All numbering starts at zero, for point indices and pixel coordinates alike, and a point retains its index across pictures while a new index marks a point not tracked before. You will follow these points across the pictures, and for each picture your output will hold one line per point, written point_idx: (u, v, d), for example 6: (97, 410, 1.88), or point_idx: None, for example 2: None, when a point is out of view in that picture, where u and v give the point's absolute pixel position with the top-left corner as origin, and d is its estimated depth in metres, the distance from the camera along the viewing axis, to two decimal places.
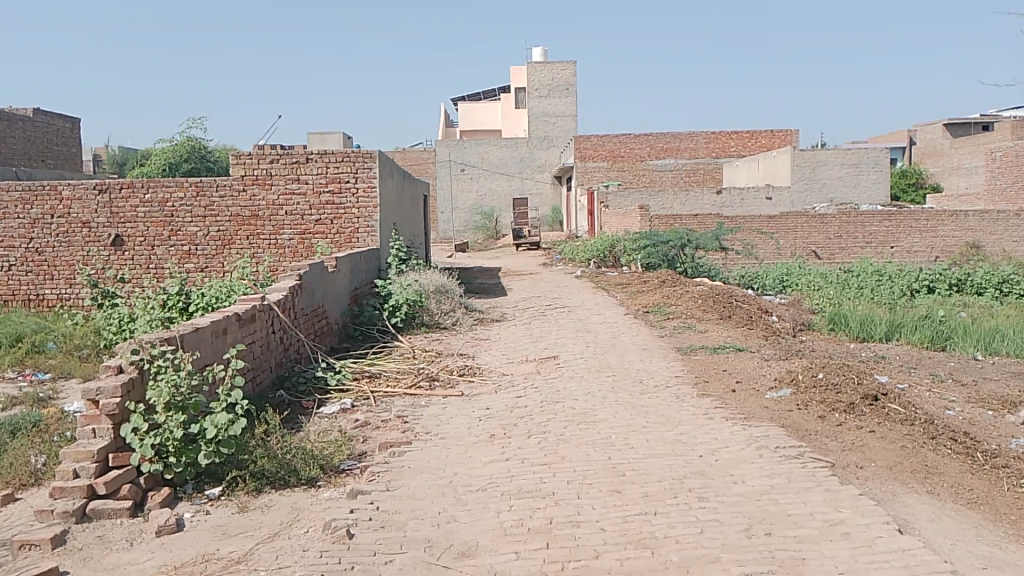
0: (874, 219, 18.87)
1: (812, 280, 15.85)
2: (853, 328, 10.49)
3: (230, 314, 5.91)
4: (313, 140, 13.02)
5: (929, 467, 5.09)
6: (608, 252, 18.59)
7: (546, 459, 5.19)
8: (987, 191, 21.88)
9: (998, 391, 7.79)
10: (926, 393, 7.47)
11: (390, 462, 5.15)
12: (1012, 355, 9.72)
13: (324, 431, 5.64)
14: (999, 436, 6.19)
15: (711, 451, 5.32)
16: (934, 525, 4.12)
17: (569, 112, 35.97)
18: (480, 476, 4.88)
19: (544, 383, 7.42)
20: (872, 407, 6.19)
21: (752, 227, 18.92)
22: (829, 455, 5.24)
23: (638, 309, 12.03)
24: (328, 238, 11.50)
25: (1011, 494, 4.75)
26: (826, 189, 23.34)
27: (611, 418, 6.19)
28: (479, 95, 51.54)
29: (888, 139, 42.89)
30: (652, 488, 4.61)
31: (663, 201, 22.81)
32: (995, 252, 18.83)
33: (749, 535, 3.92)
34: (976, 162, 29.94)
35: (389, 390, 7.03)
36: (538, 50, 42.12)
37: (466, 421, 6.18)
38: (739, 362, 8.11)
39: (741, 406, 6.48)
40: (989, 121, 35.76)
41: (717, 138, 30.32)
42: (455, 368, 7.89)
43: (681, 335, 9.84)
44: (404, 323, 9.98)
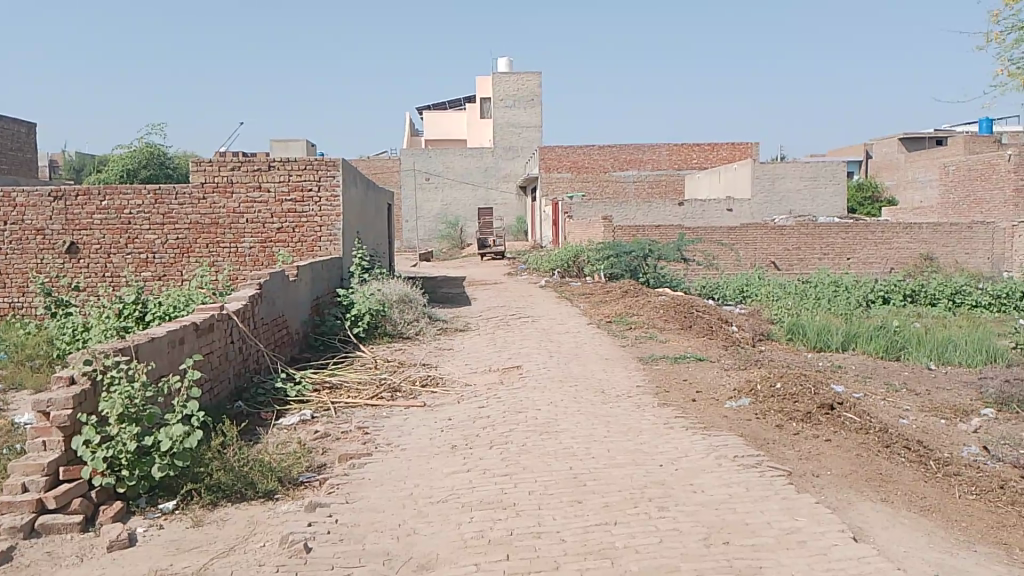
0: (832, 231, 19.24)
1: (771, 290, 16.09)
2: (810, 338, 10.68)
3: (188, 324, 5.80)
4: (277, 146, 12.83)
5: (883, 475, 5.18)
6: (572, 263, 18.70)
7: (508, 469, 5.18)
8: (941, 205, 22.39)
9: (952, 400, 7.96)
10: (882, 402, 7.62)
11: (350, 474, 5.09)
12: (964, 364, 9.96)
13: (282, 443, 5.57)
14: (951, 445, 6.34)
15: (671, 460, 5.36)
16: (888, 533, 4.20)
17: (535, 122, 36.10)
18: (441, 488, 4.85)
19: (507, 393, 7.41)
20: (828, 416, 6.29)
21: (714, 238, 19.13)
22: (787, 464, 5.31)
23: (602, 319, 12.09)
24: (290, 246, 11.36)
25: (962, 502, 4.86)
26: (785, 201, 23.75)
27: (573, 428, 6.20)
28: (446, 104, 51.66)
29: (846, 152, 43.68)
30: (613, 498, 4.62)
31: (626, 212, 22.87)
32: (948, 264, 19.27)
33: (708, 544, 3.95)
34: (929, 176, 30.68)
35: (350, 401, 6.97)
36: (505, 60, 42.44)
37: (427, 432, 6.14)
38: (700, 372, 8.19)
39: (701, 415, 6.55)
40: (943, 136, 36.68)
41: (680, 150, 30.66)
42: (417, 378, 7.84)
43: (644, 345, 9.92)
44: (367, 333, 9.90)
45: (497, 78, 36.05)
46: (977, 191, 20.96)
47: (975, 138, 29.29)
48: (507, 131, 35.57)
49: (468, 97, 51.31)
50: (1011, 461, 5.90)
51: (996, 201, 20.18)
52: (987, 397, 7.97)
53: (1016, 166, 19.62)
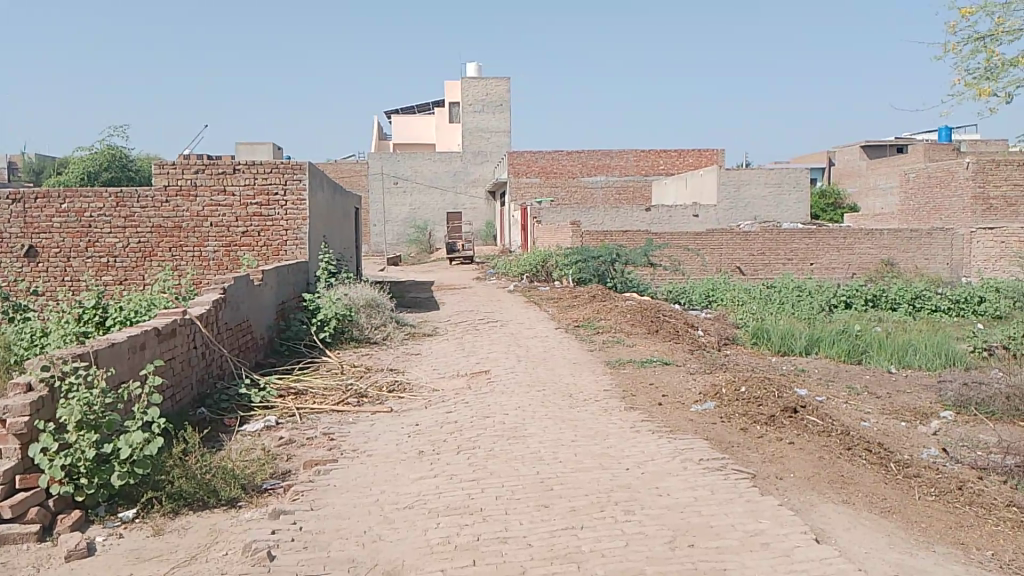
0: (796, 237, 19.52)
1: (736, 295, 16.27)
2: (774, 342, 10.82)
3: (150, 329, 5.69)
4: (243, 150, 12.67)
5: (845, 477, 5.26)
6: (541, 267, 18.77)
7: (475, 474, 5.17)
8: (902, 211, 22.84)
9: (912, 403, 8.12)
10: (844, 405, 7.75)
11: (315, 481, 5.04)
12: (924, 368, 10.16)
13: (246, 450, 5.49)
14: (912, 447, 6.46)
15: (637, 464, 5.39)
16: (849, 534, 4.26)
17: (504, 127, 36.18)
18: (407, 494, 4.82)
19: (475, 398, 7.40)
20: (791, 418, 6.38)
21: (680, 244, 19.31)
22: (751, 467, 5.37)
23: (570, 323, 12.14)
24: (255, 250, 11.24)
25: (922, 503, 4.95)
26: (750, 207, 24.05)
27: (540, 432, 6.21)
28: (415, 109, 51.60)
29: (809, 159, 44.38)
30: (579, 503, 4.63)
31: (594, 217, 23.01)
32: (909, 269, 19.65)
33: (673, 547, 3.97)
34: (890, 184, 31.28)
35: (315, 407, 6.90)
36: (473, 65, 42.51)
37: (394, 437, 6.10)
38: (665, 376, 8.26)
39: (668, 419, 6.60)
40: (905, 144, 37.42)
41: (648, 156, 30.91)
42: (384, 383, 7.78)
43: (611, 349, 9.97)
44: (333, 338, 9.81)
45: (466, 83, 35.92)
46: (936, 198, 21.42)
47: (934, 146, 29.94)
48: (476, 136, 35.58)
49: (437, 102, 51.24)
50: (968, 463, 6.03)
51: (955, 208, 20.63)
52: (946, 400, 8.15)
53: (973, 174, 20.08)
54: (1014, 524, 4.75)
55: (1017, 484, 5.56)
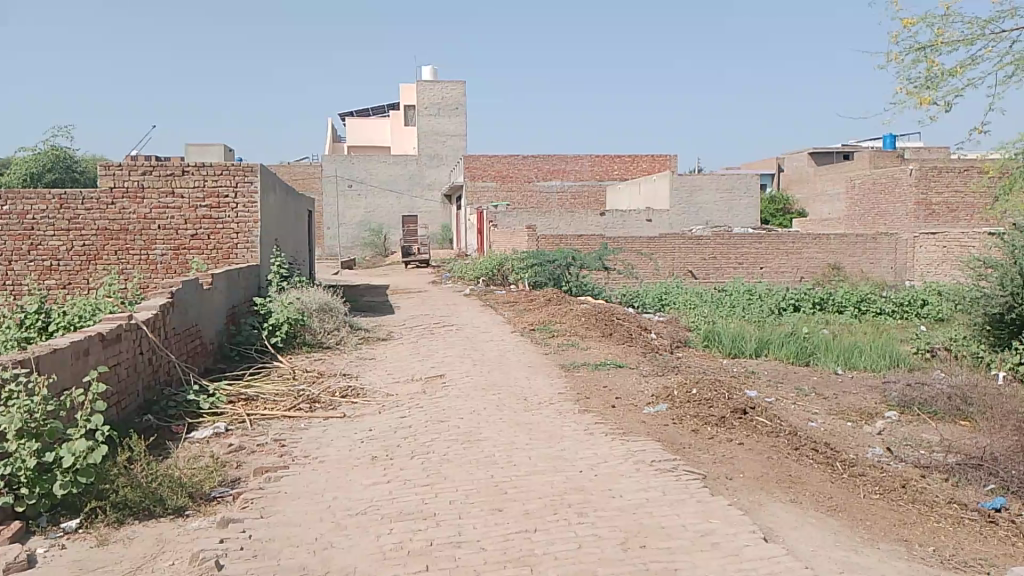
0: (746, 241, 19.87)
1: (688, 299, 16.50)
2: (725, 345, 10.99)
3: (94, 334, 5.54)
4: (192, 151, 12.40)
5: (793, 476, 5.37)
6: (497, 271, 18.80)
7: (429, 479, 5.14)
8: (848, 217, 23.42)
9: (858, 403, 8.32)
10: (792, 406, 7.90)
11: (265, 488, 4.96)
12: (869, 369, 10.41)
13: (193, 457, 5.38)
14: (857, 446, 6.63)
15: (591, 466, 5.42)
16: (797, 533, 4.35)
17: (459, 131, 36.17)
18: (360, 500, 4.77)
19: (429, 402, 7.36)
20: (740, 420, 6.49)
21: (633, 248, 19.51)
22: (702, 467, 5.44)
23: (525, 327, 12.14)
24: (205, 254, 11.03)
25: (867, 501, 5.08)
26: (703, 212, 24.41)
27: (494, 436, 6.20)
28: (370, 111, 51.27)
29: (759, 166, 45.28)
30: (533, 505, 4.64)
31: (550, 222, 23.11)
32: (855, 273, 20.17)
33: (625, 548, 4.01)
34: (837, 190, 32.05)
35: (266, 413, 6.80)
36: (429, 69, 42.41)
37: (347, 443, 6.03)
38: (619, 378, 8.34)
39: (621, 421, 6.66)
40: (851, 151, 38.41)
41: (602, 161, 31.20)
42: (336, 389, 7.69)
43: (566, 352, 10.02)
44: (285, 342, 9.68)
45: (422, 86, 36.06)
46: (880, 204, 22.00)
47: (879, 154, 30.78)
48: (433, 139, 35.53)
49: (391, 105, 50.94)
50: (912, 461, 6.20)
51: (898, 214, 21.22)
52: (890, 401, 8.37)
53: (916, 180, 20.67)
54: (954, 521, 4.91)
55: (957, 481, 5.74)
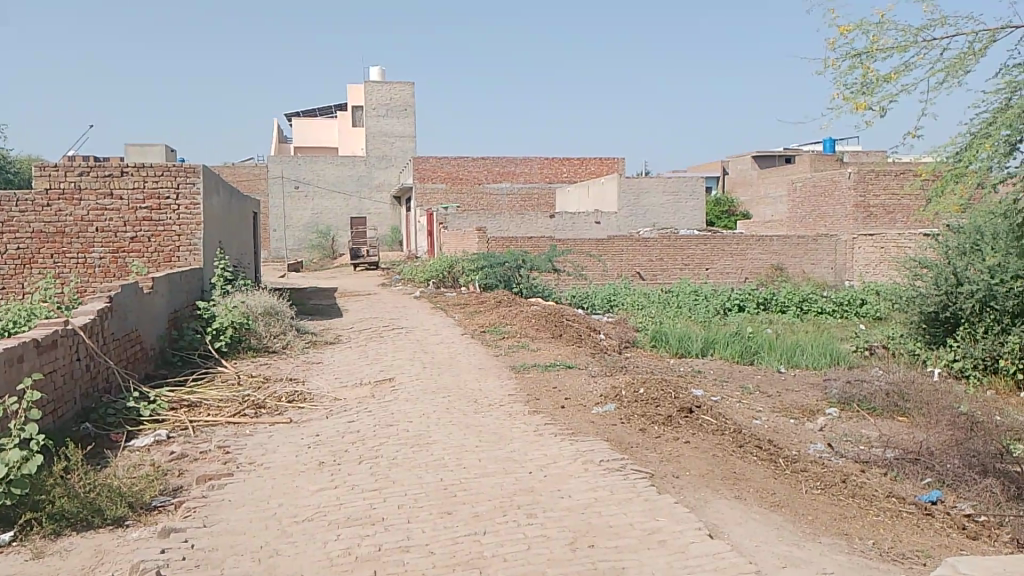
0: (692, 243, 20.19)
1: (636, 300, 16.69)
2: (672, 345, 11.15)
3: (28, 341, 5.35)
4: (132, 151, 12.07)
5: (737, 473, 5.47)
6: (447, 273, 18.76)
7: (377, 484, 5.10)
8: (790, 219, 24.00)
9: (800, 401, 8.53)
10: (737, 404, 8.05)
11: (208, 496, 4.86)
12: (810, 367, 10.67)
13: (133, 466, 5.24)
14: (800, 442, 6.80)
15: (540, 467, 5.45)
16: (741, 529, 4.44)
17: (408, 132, 36.01)
18: (306, 506, 4.71)
19: (377, 406, 7.30)
20: (687, 419, 6.60)
21: (583, 249, 19.66)
22: (649, 466, 5.51)
23: (475, 329, 12.14)
24: (145, 257, 10.76)
25: (808, 496, 5.22)
26: (650, 214, 24.76)
27: (444, 439, 6.18)
28: (316, 111, 50.66)
29: (704, 169, 46.11)
30: (483, 508, 4.64)
31: (499, 223, 23.15)
32: (797, 274, 20.67)
33: (573, 548, 4.04)
34: (779, 192, 32.85)
35: (210, 419, 6.66)
36: (377, 70, 42.10)
37: (293, 449, 5.95)
38: (568, 379, 8.39)
39: (570, 422, 6.70)
40: (792, 155, 39.39)
41: (551, 163, 31.39)
42: (282, 394, 7.57)
43: (516, 354, 10.04)
44: (229, 347, 9.52)
45: (370, 87, 35.92)
46: (820, 206, 22.61)
47: (818, 157, 31.61)
48: (381, 140, 35.34)
49: (339, 105, 50.41)
50: (852, 456, 6.38)
51: (838, 216, 21.82)
52: (831, 397, 8.61)
53: (854, 183, 21.27)
54: (893, 514, 5.06)
55: (895, 475, 5.93)
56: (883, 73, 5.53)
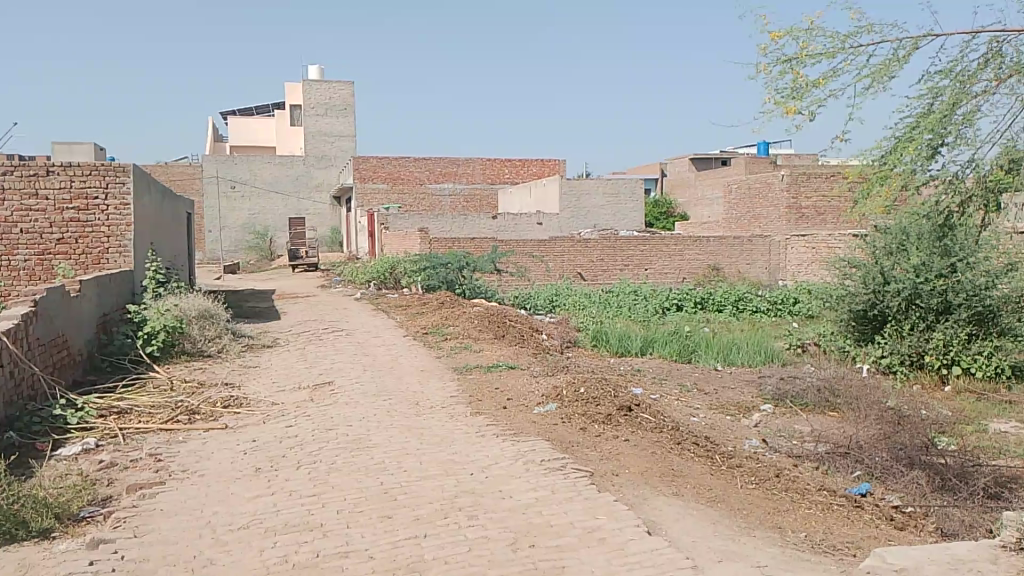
0: (632, 244, 20.48)
1: (578, 300, 16.84)
2: (612, 344, 11.30)
3: None
4: (59, 150, 11.63)
5: (675, 471, 5.57)
6: (389, 274, 18.63)
7: (316, 489, 5.02)
8: (726, 220, 24.55)
9: (736, 398, 8.74)
10: (676, 402, 8.20)
11: (139, 506, 4.72)
12: (746, 364, 10.92)
13: (60, 476, 5.06)
14: (736, 438, 6.96)
15: (481, 468, 5.45)
16: (679, 525, 4.52)
17: (348, 132, 35.61)
18: (241, 513, 4.61)
19: (317, 410, 7.20)
20: (626, 417, 6.68)
21: (525, 251, 19.75)
22: (589, 464, 5.57)
23: (417, 330, 12.08)
24: (73, 259, 10.38)
25: (743, 491, 5.34)
26: (591, 215, 25.02)
27: (384, 442, 6.13)
28: (253, 110, 49.72)
29: (643, 170, 46.79)
30: (423, 511, 4.62)
31: (442, 224, 23.06)
32: (733, 274, 21.15)
33: (514, 549, 4.05)
34: (716, 194, 33.54)
35: (141, 427, 6.46)
36: (315, 68, 41.48)
37: (229, 455, 5.82)
38: (510, 380, 8.41)
39: (512, 422, 6.73)
40: (729, 157, 40.31)
41: (493, 164, 31.42)
42: (217, 399, 7.40)
43: (458, 355, 10.03)
44: (162, 352, 9.26)
45: (308, 86, 35.38)
46: (756, 208, 23.17)
47: (754, 160, 32.39)
48: (320, 140, 34.82)
49: (276, 104, 49.55)
50: (785, 451, 6.56)
51: (771, 217, 22.41)
52: (766, 394, 8.85)
53: (787, 185, 21.84)
54: (824, 507, 5.23)
55: (827, 469, 6.13)
56: (813, 79, 5.42)
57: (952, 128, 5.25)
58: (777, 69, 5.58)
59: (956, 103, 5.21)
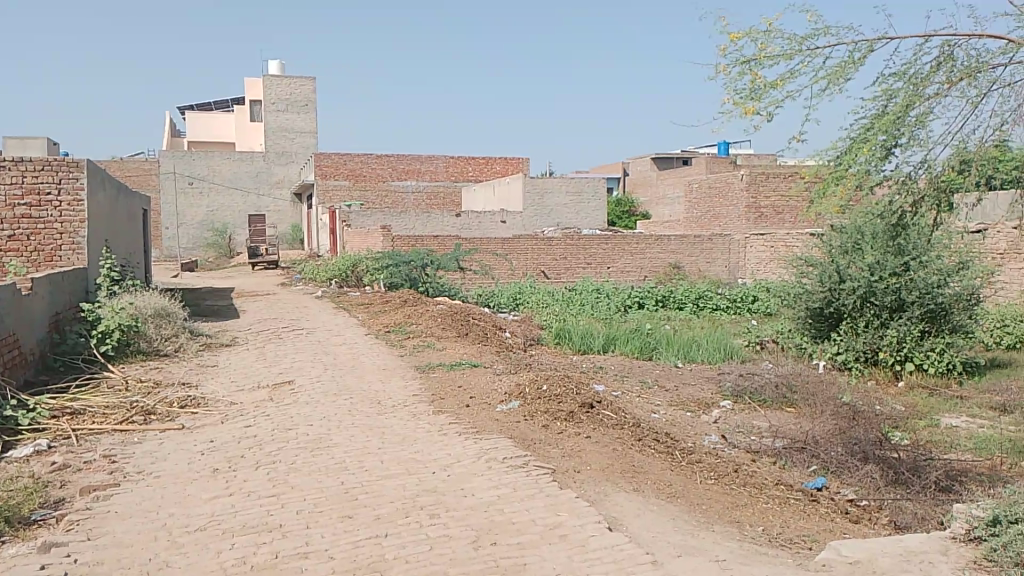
0: (595, 242, 20.60)
1: (541, 298, 16.89)
2: (575, 341, 11.37)
3: None
4: (10, 144, 11.32)
5: (636, 467, 5.62)
6: (351, 272, 18.49)
7: (275, 490, 4.97)
8: (686, 220, 24.82)
9: (696, 394, 8.84)
10: (637, 399, 8.28)
11: (93, 508, 4.62)
12: (706, 361, 11.06)
13: (10, 479, 4.92)
14: (696, 434, 7.05)
15: (443, 467, 5.45)
16: (639, 521, 4.56)
17: (309, 128, 35.22)
18: (198, 515, 4.54)
19: (276, 409, 7.11)
20: (588, 414, 6.72)
21: (488, 249, 19.75)
22: (551, 461, 5.60)
23: (380, 329, 12.01)
24: (24, 257, 10.08)
25: (703, 486, 5.42)
26: (554, 214, 25.09)
27: (345, 442, 6.08)
28: (211, 105, 48.93)
29: (605, 170, 47.10)
30: (383, 510, 4.59)
31: (405, 222, 22.93)
32: (693, 272, 21.39)
33: (476, 547, 4.06)
34: (677, 193, 33.86)
35: (94, 428, 6.32)
36: (276, 63, 40.88)
37: (186, 456, 5.72)
38: (473, 377, 8.42)
39: (474, 420, 6.73)
40: (690, 157, 40.75)
41: (456, 162, 31.35)
42: (174, 399, 7.27)
43: (421, 353, 10.00)
44: (117, 351, 9.07)
45: (269, 80, 34.90)
46: (716, 207, 23.44)
47: (714, 160, 32.78)
48: (281, 136, 34.35)
49: (236, 100, 48.80)
50: (743, 447, 6.66)
51: (731, 216, 22.72)
52: (725, 390, 8.97)
53: (747, 185, 22.12)
54: (781, 501, 5.33)
55: (784, 464, 6.24)
56: (771, 80, 5.51)
57: (905, 129, 5.39)
58: (736, 70, 5.64)
59: (909, 105, 5.35)
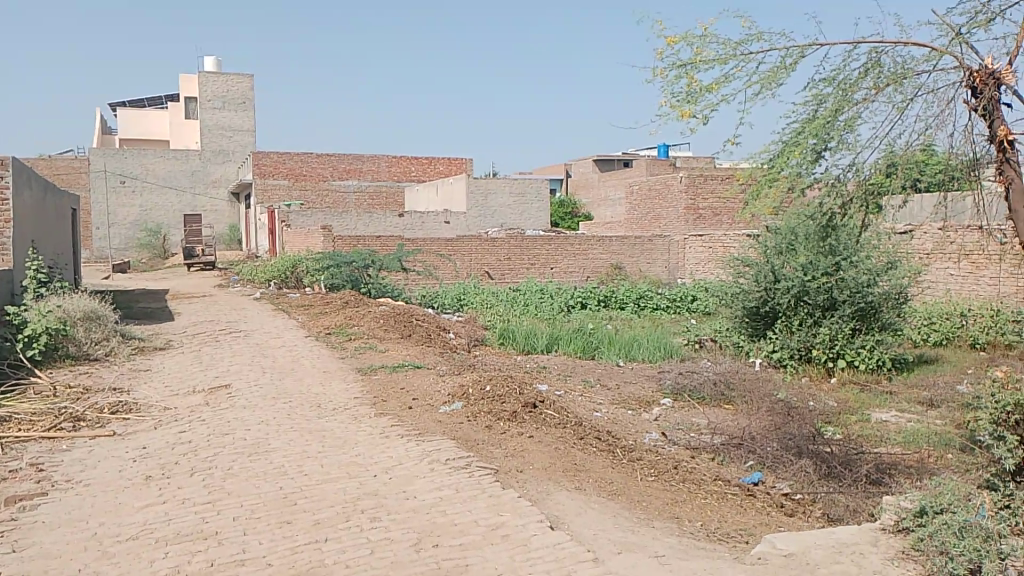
0: (538, 243, 20.71)
1: (485, 299, 16.89)
2: (519, 342, 11.41)
3: None
4: None
5: (577, 466, 5.67)
6: (290, 273, 18.18)
7: (211, 496, 4.86)
8: (628, 220, 25.15)
9: (637, 393, 8.96)
10: (579, 398, 8.36)
11: (18, 519, 4.45)
12: (647, 360, 11.24)
13: None
14: (636, 432, 7.15)
15: (385, 469, 5.41)
16: (580, 519, 4.61)
17: (247, 126, 34.50)
18: (130, 524, 4.41)
19: (212, 414, 6.96)
20: (531, 413, 6.75)
21: (432, 249, 19.67)
22: (494, 462, 5.62)
23: (321, 331, 11.84)
24: None
25: (643, 483, 5.50)
26: (497, 215, 25.12)
27: (284, 446, 5.98)
28: (145, 102, 47.46)
29: (548, 171, 47.37)
30: (323, 515, 4.54)
31: (346, 222, 22.67)
32: (634, 272, 21.68)
33: (417, 549, 4.04)
34: (619, 194, 34.26)
35: (20, 435, 6.08)
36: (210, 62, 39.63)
37: (117, 463, 5.55)
38: (416, 379, 8.38)
39: (416, 422, 6.70)
40: (631, 159, 41.28)
41: (399, 162, 31.23)
42: (105, 405, 7.04)
43: (363, 355, 9.92)
44: (45, 356, 8.77)
45: (204, 77, 34.05)
46: (656, 208, 23.81)
47: (655, 162, 33.28)
48: (217, 134, 33.55)
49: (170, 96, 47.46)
50: (683, 444, 6.78)
51: (671, 218, 23.11)
52: (665, 389, 9.11)
53: (686, 187, 22.56)
54: (719, 496, 5.45)
55: (722, 460, 6.38)
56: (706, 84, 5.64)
57: (834, 133, 5.56)
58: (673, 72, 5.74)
59: (838, 109, 5.54)
